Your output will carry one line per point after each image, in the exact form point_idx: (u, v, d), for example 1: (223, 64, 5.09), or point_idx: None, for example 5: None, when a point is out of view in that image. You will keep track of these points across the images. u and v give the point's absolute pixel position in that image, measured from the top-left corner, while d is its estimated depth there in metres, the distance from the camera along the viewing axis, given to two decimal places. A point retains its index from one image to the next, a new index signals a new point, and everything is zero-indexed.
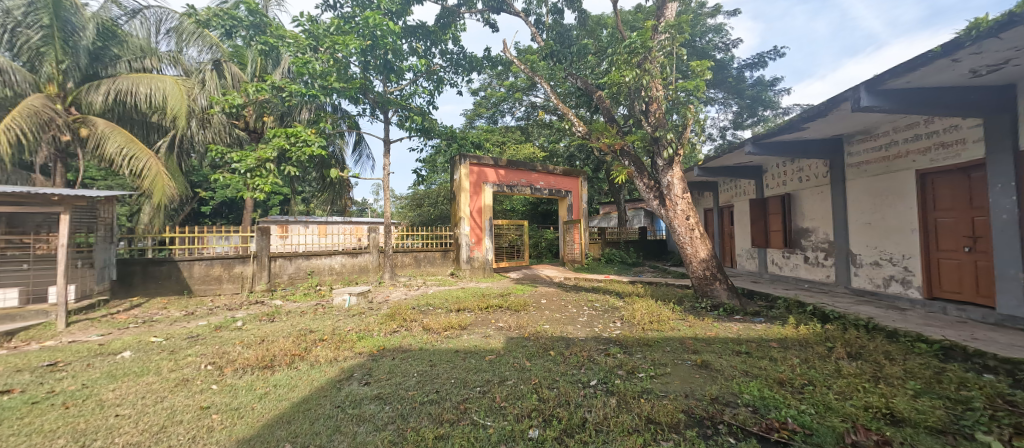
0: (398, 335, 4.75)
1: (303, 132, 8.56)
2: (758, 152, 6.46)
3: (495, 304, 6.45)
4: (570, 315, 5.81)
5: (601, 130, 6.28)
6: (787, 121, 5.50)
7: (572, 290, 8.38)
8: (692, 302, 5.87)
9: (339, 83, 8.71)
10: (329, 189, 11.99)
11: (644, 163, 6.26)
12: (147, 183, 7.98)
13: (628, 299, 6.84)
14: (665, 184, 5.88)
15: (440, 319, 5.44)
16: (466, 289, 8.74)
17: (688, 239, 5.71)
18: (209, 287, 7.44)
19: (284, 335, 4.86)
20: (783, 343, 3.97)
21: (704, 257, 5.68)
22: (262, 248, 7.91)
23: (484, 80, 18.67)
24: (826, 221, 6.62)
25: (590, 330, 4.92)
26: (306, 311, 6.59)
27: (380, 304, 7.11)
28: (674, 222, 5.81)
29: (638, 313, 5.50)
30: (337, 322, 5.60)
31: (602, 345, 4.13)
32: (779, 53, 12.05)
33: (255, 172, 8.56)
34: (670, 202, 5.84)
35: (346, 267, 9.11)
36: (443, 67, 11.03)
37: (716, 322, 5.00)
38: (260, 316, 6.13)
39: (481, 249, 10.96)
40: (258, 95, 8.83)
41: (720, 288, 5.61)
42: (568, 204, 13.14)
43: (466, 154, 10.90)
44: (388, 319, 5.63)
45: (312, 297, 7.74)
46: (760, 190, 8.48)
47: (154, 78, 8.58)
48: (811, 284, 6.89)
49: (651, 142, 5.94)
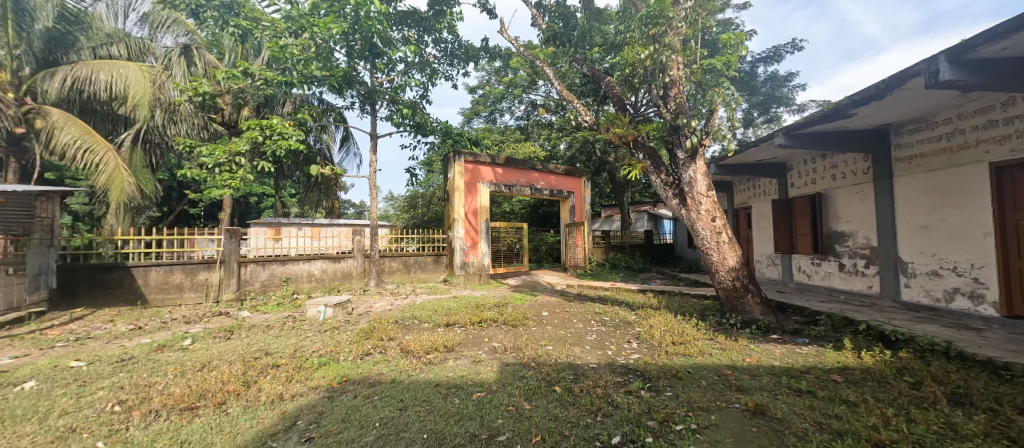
0: (370, 360, 3.90)
1: (279, 124, 7.80)
2: (790, 144, 5.65)
3: (490, 318, 5.63)
4: (576, 333, 4.98)
5: (611, 119, 5.47)
6: (831, 106, 4.69)
7: (576, 300, 7.54)
8: (718, 317, 5.05)
9: (320, 72, 7.95)
10: (316, 189, 11.18)
11: (660, 156, 5.45)
12: (102, 180, 7.16)
13: (641, 311, 6.00)
14: (685, 180, 5.07)
15: (424, 338, 4.61)
16: (459, 298, 7.91)
17: (714, 244, 4.90)
18: (167, 296, 6.60)
19: (231, 359, 4.02)
20: (849, 378, 3.14)
21: (733, 265, 4.85)
22: (230, 252, 7.10)
23: (482, 78, 17.88)
24: (866, 224, 5.83)
25: (602, 353, 4.08)
26: (272, 325, 5.74)
27: (360, 316, 6.27)
28: (697, 224, 4.99)
29: (656, 331, 4.67)
30: (303, 341, 4.76)
31: (620, 378, 3.30)
32: (796, 45, 11.26)
33: (224, 168, 7.76)
34: (692, 201, 5.03)
35: (327, 274, 8.27)
36: (436, 57, 10.21)
37: (752, 344, 4.18)
38: (216, 331, 5.29)
39: (477, 254, 10.20)
40: (231, 84, 8.05)
41: (752, 302, 4.79)
42: (570, 206, 12.30)
43: (461, 151, 10.11)
44: (363, 337, 4.79)
45: (285, 308, 6.90)
46: (783, 190, 7.68)
47: (116, 65, 7.87)
48: (850, 296, 6.08)
49: (670, 132, 5.14)
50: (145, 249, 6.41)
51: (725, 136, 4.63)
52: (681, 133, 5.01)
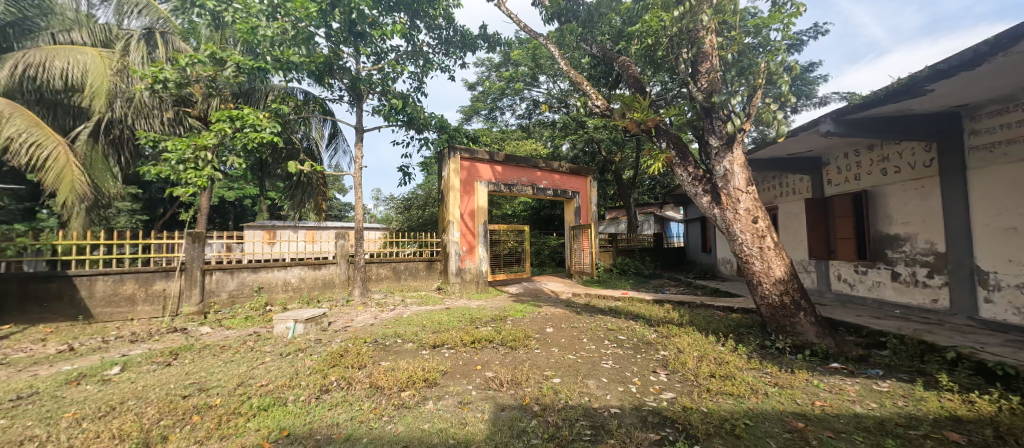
0: (327, 402, 3.02)
1: (251, 114, 6.95)
2: (840, 131, 4.78)
3: (485, 337, 4.75)
4: (588, 359, 4.09)
5: (630, 101, 4.61)
6: (904, 82, 3.80)
7: (584, 312, 6.66)
8: (761, 340, 4.16)
9: (298, 57, 7.13)
10: (301, 189, 10.34)
11: (687, 145, 4.57)
12: (51, 178, 6.41)
13: (662, 329, 5.13)
14: (719, 174, 4.20)
15: (402, 367, 3.73)
16: (452, 309, 7.06)
17: (756, 251, 4.02)
18: (116, 310, 5.75)
19: (153, 399, 3.15)
20: (977, 441, 2.25)
21: (781, 276, 3.96)
22: (192, 258, 6.29)
23: (482, 75, 17.02)
24: (929, 226, 4.94)
25: (624, 391, 3.19)
26: (229, 345, 4.87)
27: (337, 333, 5.40)
28: (735, 227, 4.11)
29: (687, 358, 3.80)
30: (256, 370, 3.89)
31: (656, 434, 2.42)
32: (820, 31, 10.35)
33: (188, 165, 6.88)
34: (728, 198, 4.15)
35: (306, 282, 7.42)
36: (430, 45, 9.37)
37: (815, 379, 3.30)
38: (156, 355, 4.42)
39: (474, 259, 9.35)
40: (199, 72, 7.22)
41: (805, 322, 3.90)
42: (575, 207, 11.42)
43: (456, 146, 9.25)
44: (330, 364, 3.92)
45: (254, 322, 6.06)
46: (818, 187, 6.80)
47: (75, 51, 7.10)
48: (908, 311, 5.19)
49: (702, 114, 4.26)
50: (101, 256, 5.66)
51: (776, 115, 3.74)
52: (717, 115, 4.13)
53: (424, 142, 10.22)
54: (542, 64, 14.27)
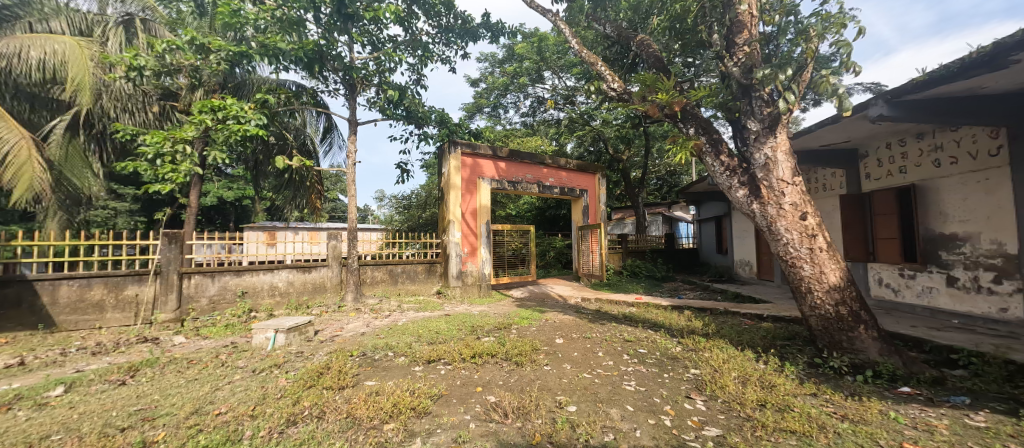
0: (291, 439, 2.46)
1: (234, 105, 6.44)
2: (893, 115, 4.17)
3: (487, 351, 4.17)
4: (607, 379, 3.50)
5: (651, 80, 4.02)
6: (986, 51, 3.19)
7: (596, 320, 6.07)
8: (810, 358, 3.56)
9: (287, 44, 6.63)
10: (295, 188, 9.84)
11: (718, 130, 3.97)
12: (9, 173, 5.92)
13: (687, 341, 4.53)
14: (758, 163, 3.60)
15: (387, 390, 3.17)
16: (452, 316, 6.50)
17: (806, 253, 3.41)
18: (82, 318, 5.24)
19: (83, 433, 2.60)
20: None
21: (835, 283, 3.36)
22: (169, 261, 5.79)
23: (484, 71, 16.46)
24: (996, 224, 4.32)
25: (656, 426, 2.59)
26: (198, 359, 4.33)
27: (323, 344, 4.85)
28: (779, 224, 3.51)
29: (726, 381, 3.19)
30: (219, 393, 3.33)
31: None
32: None
33: (166, 160, 6.40)
34: (771, 191, 3.54)
35: (294, 287, 6.88)
36: (429, 35, 8.86)
37: (890, 411, 2.70)
38: (113, 371, 3.88)
39: (476, 261, 8.78)
40: (181, 60, 6.71)
41: (866, 337, 3.29)
42: (583, 206, 10.83)
43: (457, 140, 8.71)
44: (305, 385, 3.35)
45: (234, 331, 5.53)
46: (854, 183, 6.19)
47: (52, 40, 6.48)
48: (968, 321, 4.57)
49: (738, 93, 3.66)
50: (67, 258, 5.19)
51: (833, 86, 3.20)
52: (756, 94, 3.53)
53: (424, 138, 9.72)
54: (548, 58, 13.71)
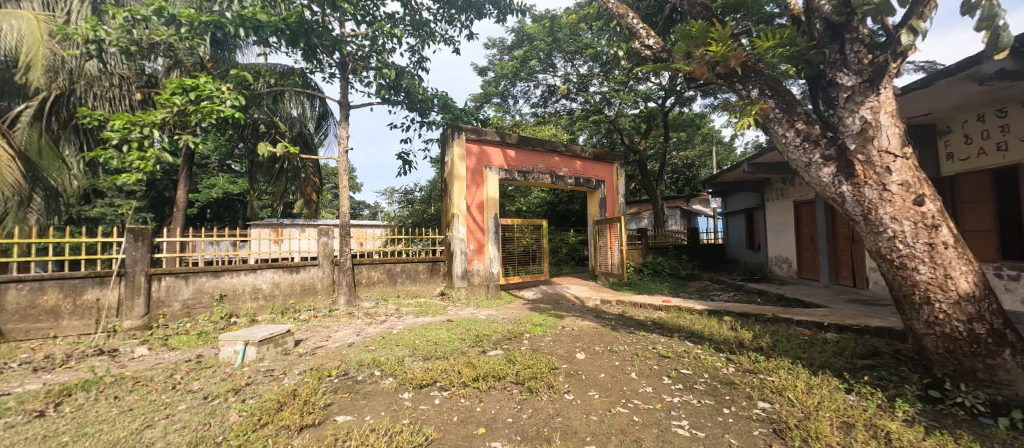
0: None
1: (208, 83, 5.72)
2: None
3: (492, 372, 3.37)
4: (651, 417, 2.65)
5: (701, 28, 3.17)
6: None
7: (622, 327, 5.21)
8: (926, 391, 2.66)
9: (264, 14, 5.86)
10: (290, 180, 9.16)
11: (789, 92, 3.13)
12: None
13: (740, 359, 3.65)
14: (849, 129, 2.72)
15: (358, 434, 2.38)
16: (455, 322, 5.71)
17: (924, 250, 2.49)
18: (34, 326, 4.61)
19: None
20: None
21: (967, 290, 2.45)
22: (136, 261, 5.14)
23: (493, 57, 15.58)
24: None
25: None
26: (149, 379, 3.61)
27: (299, 360, 4.08)
28: (884, 212, 2.58)
29: (823, 427, 2.30)
30: (147, 433, 2.58)
31: None
32: None
33: (134, 147, 5.72)
34: (872, 165, 2.62)
35: (280, 289, 6.19)
36: (431, 11, 8.05)
37: None
38: (38, 397, 3.17)
39: (483, 259, 7.98)
40: (151, 35, 6.01)
41: (1014, 367, 2.38)
42: (601, 199, 9.93)
43: (461, 125, 7.86)
44: (255, 424, 2.58)
45: (206, 341, 4.85)
46: (930, 165, 5.22)
47: (7, 14, 5.83)
48: None
49: (824, 37, 2.88)
50: (15, 257, 4.55)
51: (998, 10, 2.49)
52: (851, 35, 2.74)
53: (427, 125, 8.91)
54: (560, 40, 12.79)
